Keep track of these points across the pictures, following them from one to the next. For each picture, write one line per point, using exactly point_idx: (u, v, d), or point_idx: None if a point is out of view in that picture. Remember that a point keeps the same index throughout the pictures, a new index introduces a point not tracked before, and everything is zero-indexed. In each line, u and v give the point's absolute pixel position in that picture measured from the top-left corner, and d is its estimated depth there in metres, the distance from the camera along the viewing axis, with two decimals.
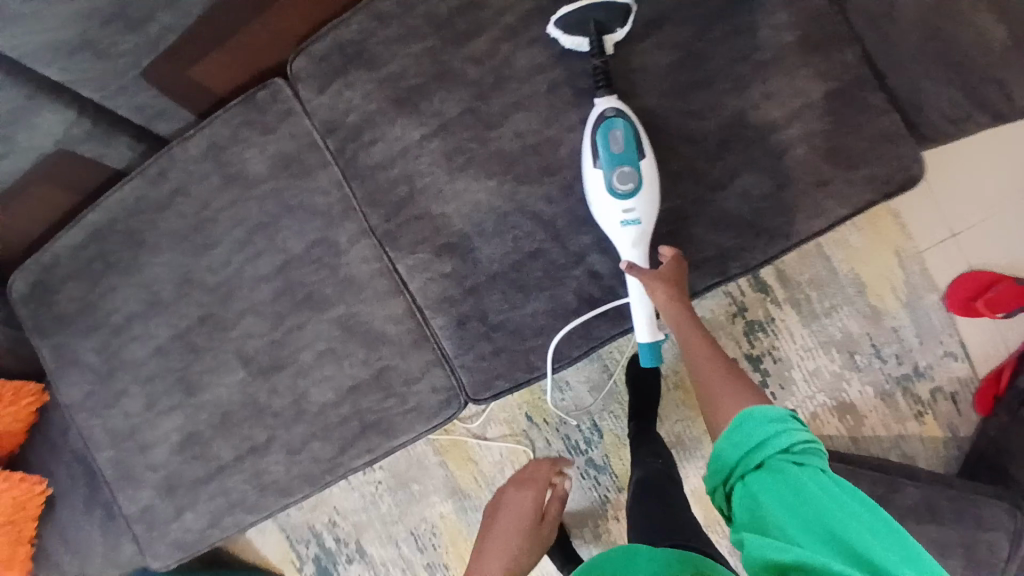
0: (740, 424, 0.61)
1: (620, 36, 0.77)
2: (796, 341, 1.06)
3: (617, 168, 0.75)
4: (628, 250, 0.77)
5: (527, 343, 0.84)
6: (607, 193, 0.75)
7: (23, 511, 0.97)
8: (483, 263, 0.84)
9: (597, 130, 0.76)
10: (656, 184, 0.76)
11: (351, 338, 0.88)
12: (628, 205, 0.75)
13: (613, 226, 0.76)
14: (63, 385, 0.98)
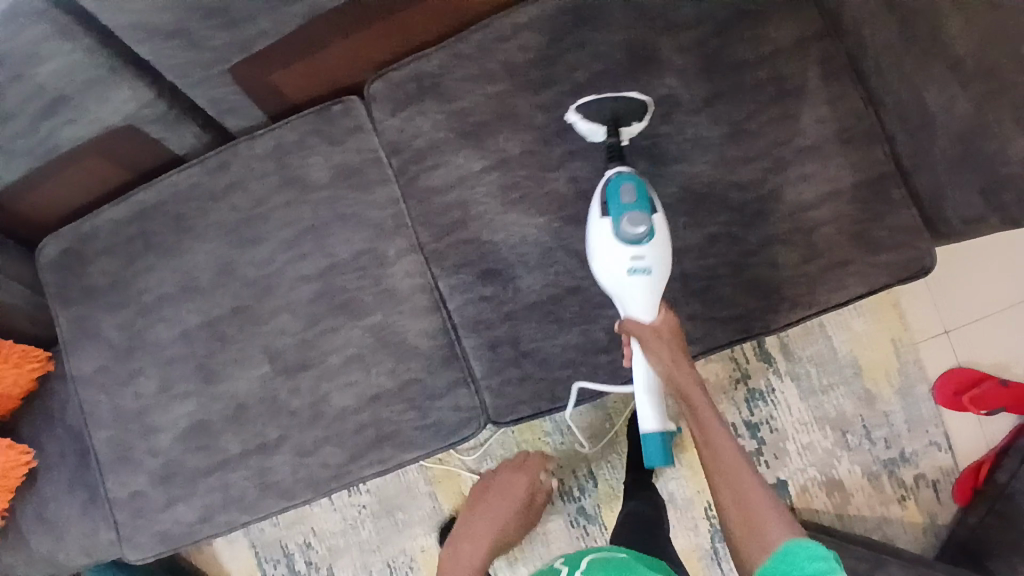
0: (784, 554, 0.58)
1: (636, 129, 0.87)
2: (793, 414, 1.12)
3: (627, 216, 0.78)
4: (633, 299, 0.79)
5: (554, 374, 0.87)
6: (617, 240, 0.79)
7: (4, 480, 0.97)
8: (523, 291, 0.87)
9: (608, 187, 0.81)
10: (665, 236, 0.80)
11: (382, 347, 0.90)
12: (637, 253, 0.78)
13: (624, 277, 0.78)
14: (76, 356, 0.97)
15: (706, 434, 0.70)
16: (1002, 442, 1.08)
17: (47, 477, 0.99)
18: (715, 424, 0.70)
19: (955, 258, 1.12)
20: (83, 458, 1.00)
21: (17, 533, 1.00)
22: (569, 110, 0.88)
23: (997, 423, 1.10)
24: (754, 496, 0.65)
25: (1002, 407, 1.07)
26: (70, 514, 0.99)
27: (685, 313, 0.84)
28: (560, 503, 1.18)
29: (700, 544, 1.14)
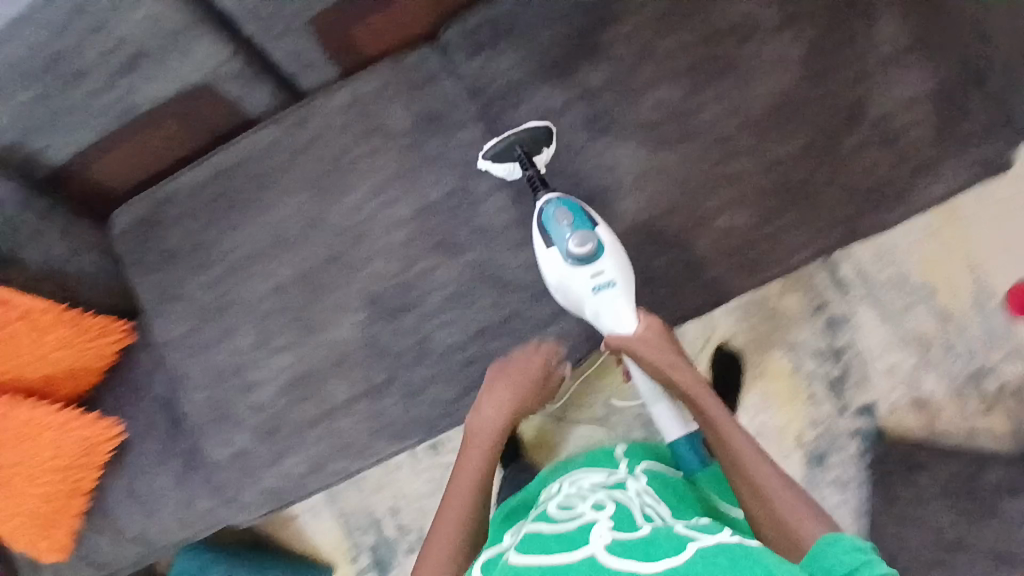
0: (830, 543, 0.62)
1: (549, 155, 0.90)
2: (874, 337, 1.15)
3: (570, 240, 0.81)
4: (607, 312, 0.83)
5: (661, 293, 0.87)
6: (570, 264, 0.81)
7: (90, 456, 0.95)
8: (619, 216, 0.87)
9: (545, 215, 0.83)
10: (614, 245, 0.83)
11: (482, 282, 0.90)
12: (595, 270, 0.81)
13: (590, 297, 0.82)
14: (162, 323, 0.96)
15: (724, 438, 0.77)
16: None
17: (138, 450, 0.97)
18: (732, 428, 0.77)
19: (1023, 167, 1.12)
20: (173, 428, 0.97)
21: (106, 508, 0.99)
22: (478, 159, 0.90)
23: None
24: (756, 471, 0.73)
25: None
26: (165, 485, 0.97)
27: (790, 220, 0.87)
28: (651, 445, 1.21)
29: (795, 471, 1.17)
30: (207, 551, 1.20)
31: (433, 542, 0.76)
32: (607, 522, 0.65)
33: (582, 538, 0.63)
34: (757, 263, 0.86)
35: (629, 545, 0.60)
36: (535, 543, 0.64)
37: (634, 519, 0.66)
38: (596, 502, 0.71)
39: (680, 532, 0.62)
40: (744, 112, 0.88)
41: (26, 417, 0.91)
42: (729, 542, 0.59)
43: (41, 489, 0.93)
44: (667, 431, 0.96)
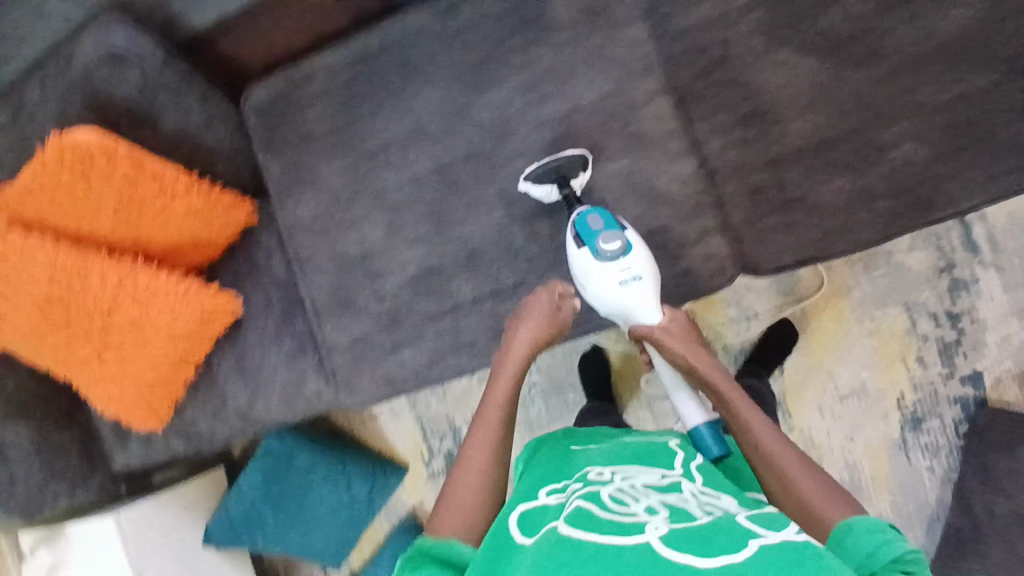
0: (847, 529, 0.58)
1: (585, 179, 0.85)
2: (993, 305, 1.08)
3: (599, 241, 0.80)
4: (638, 305, 0.80)
5: (826, 222, 0.82)
6: (602, 262, 0.80)
7: (207, 328, 0.94)
8: (791, 135, 0.82)
9: (577, 222, 0.82)
10: (642, 244, 0.82)
11: (630, 193, 0.85)
12: (622, 266, 0.79)
13: (617, 291, 0.80)
14: (293, 201, 0.96)
15: (738, 415, 0.72)
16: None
17: (253, 325, 0.99)
18: (744, 406, 0.72)
19: None
20: (291, 307, 0.99)
21: (213, 381, 0.99)
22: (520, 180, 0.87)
23: None
24: (776, 444, 0.68)
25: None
26: (277, 363, 0.98)
27: (967, 161, 0.80)
28: None
29: (887, 432, 1.14)
30: (294, 436, 1.20)
31: (468, 454, 0.69)
32: (661, 514, 0.56)
33: (632, 522, 0.54)
34: (931, 202, 0.81)
35: (691, 536, 0.52)
36: (582, 514, 0.56)
37: (691, 508, 0.58)
38: (642, 486, 0.63)
39: (743, 524, 0.55)
40: (932, 40, 0.80)
41: (144, 283, 0.88)
42: (797, 540, 0.52)
43: (153, 357, 0.91)
44: (687, 419, 0.88)
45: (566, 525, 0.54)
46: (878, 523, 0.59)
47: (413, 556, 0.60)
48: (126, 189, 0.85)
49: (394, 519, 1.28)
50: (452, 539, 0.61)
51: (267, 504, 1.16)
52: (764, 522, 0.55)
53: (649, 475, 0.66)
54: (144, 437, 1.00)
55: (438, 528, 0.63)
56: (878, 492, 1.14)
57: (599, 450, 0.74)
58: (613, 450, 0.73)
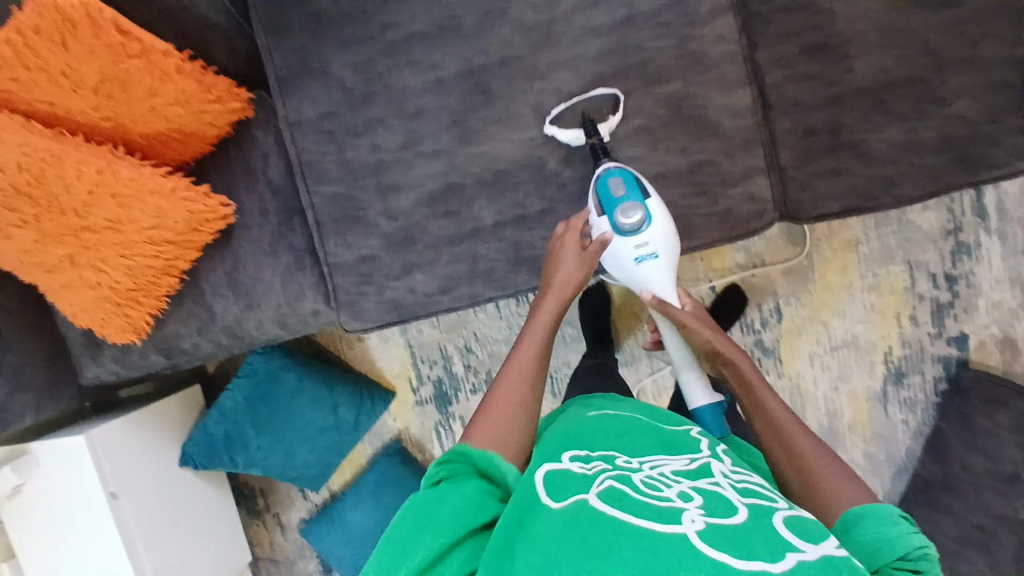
0: (861, 520, 0.55)
1: (613, 125, 0.81)
2: (992, 271, 1.10)
3: (619, 211, 0.74)
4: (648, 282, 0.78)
5: (872, 172, 0.79)
6: (618, 235, 0.75)
7: (194, 233, 0.85)
8: (854, 74, 0.77)
9: (597, 185, 0.76)
10: (664, 216, 0.77)
11: (677, 120, 0.81)
12: (638, 242, 0.75)
13: (632, 268, 0.77)
14: (298, 97, 0.85)
15: (759, 403, 0.70)
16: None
17: (246, 234, 0.90)
18: (766, 393, 0.71)
19: None
20: (289, 218, 0.91)
21: (198, 290, 0.90)
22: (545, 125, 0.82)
23: None
24: (794, 431, 0.65)
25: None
26: (271, 278, 0.90)
27: (1017, 124, 0.75)
28: (739, 334, 1.18)
29: (871, 384, 1.15)
30: (281, 356, 1.17)
31: (506, 380, 0.68)
32: (695, 505, 0.52)
33: (667, 511, 0.51)
34: (976, 159, 0.76)
35: (728, 535, 0.48)
36: (613, 495, 0.53)
37: (726, 496, 0.54)
38: (671, 470, 0.58)
39: (781, 529, 0.50)
40: None
41: (127, 177, 0.78)
42: (838, 560, 0.48)
43: (132, 262, 0.82)
44: (692, 399, 0.84)
45: (598, 501, 0.52)
46: (890, 514, 0.55)
47: (448, 469, 0.60)
48: (107, 66, 0.74)
49: (378, 444, 1.28)
50: (490, 450, 0.61)
51: (249, 423, 1.14)
52: (801, 533, 0.50)
53: (677, 456, 0.61)
54: (118, 350, 0.91)
55: (473, 438, 0.63)
56: (854, 441, 1.17)
57: (621, 417, 0.69)
58: (639, 420, 0.68)
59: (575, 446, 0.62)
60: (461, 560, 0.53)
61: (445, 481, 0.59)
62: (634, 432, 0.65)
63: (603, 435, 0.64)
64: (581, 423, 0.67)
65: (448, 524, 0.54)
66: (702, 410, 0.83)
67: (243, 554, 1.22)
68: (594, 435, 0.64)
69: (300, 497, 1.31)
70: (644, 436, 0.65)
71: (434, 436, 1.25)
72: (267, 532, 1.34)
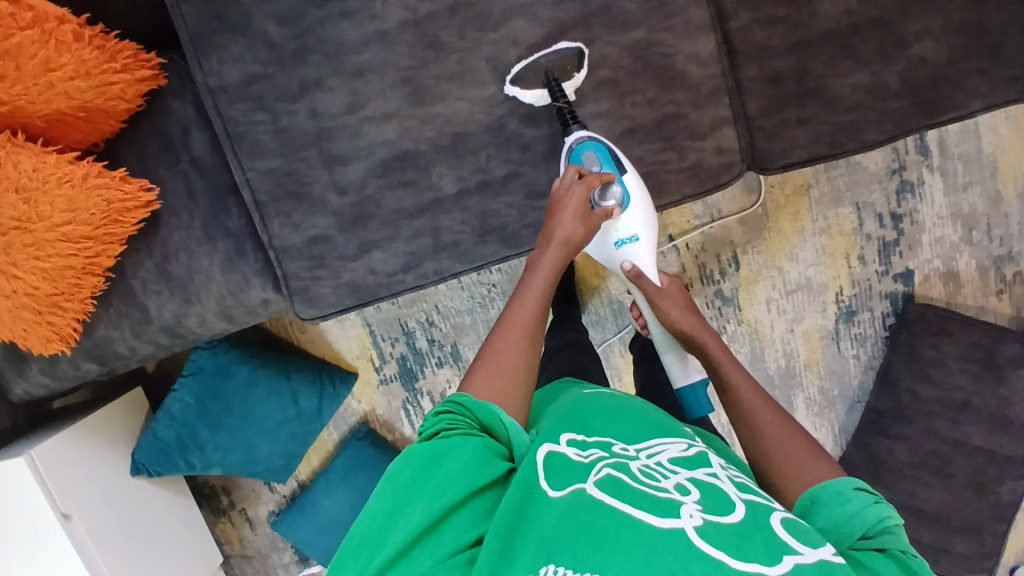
0: (819, 503, 0.54)
1: (579, 81, 0.77)
2: (934, 208, 1.14)
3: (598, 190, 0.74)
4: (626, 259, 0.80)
5: (838, 118, 0.78)
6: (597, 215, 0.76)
7: (115, 225, 0.74)
8: (820, 15, 0.75)
9: (570, 162, 0.76)
10: (642, 196, 0.77)
11: (643, 71, 0.77)
12: (617, 227, 0.77)
13: (611, 251, 0.79)
14: (218, 60, 0.74)
15: (725, 378, 0.70)
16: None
17: (174, 221, 0.80)
18: (733, 369, 0.71)
19: None
20: (222, 198, 0.81)
21: (127, 287, 0.80)
22: (506, 85, 0.77)
23: None
24: (759, 407, 0.65)
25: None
26: (210, 268, 0.81)
27: (973, 65, 0.77)
28: (699, 286, 1.18)
29: (824, 323, 1.19)
30: (228, 350, 1.09)
31: (497, 347, 0.63)
32: (693, 499, 0.52)
33: (666, 504, 0.50)
34: (937, 104, 0.78)
35: (728, 533, 0.48)
36: (613, 484, 0.52)
37: (724, 492, 0.53)
38: (669, 460, 0.57)
39: (778, 529, 0.49)
40: None
41: (29, 166, 0.68)
42: (833, 565, 0.47)
43: (47, 265, 0.71)
44: (677, 380, 0.88)
45: (596, 491, 0.51)
46: (842, 492, 0.53)
47: (449, 421, 0.57)
48: None
49: (343, 429, 1.24)
50: (492, 404, 0.58)
51: (199, 424, 1.06)
52: (798, 534, 0.50)
53: (675, 445, 0.60)
54: (46, 361, 0.82)
55: (473, 389, 0.60)
56: (809, 379, 1.21)
57: (617, 397, 0.68)
58: (629, 403, 0.67)
59: (573, 426, 0.61)
60: (458, 528, 0.51)
61: (445, 433, 0.56)
62: (632, 415, 0.64)
63: (603, 416, 0.63)
64: (581, 399, 0.66)
65: (443, 489, 0.52)
66: (688, 390, 0.87)
67: (211, 552, 1.15)
68: (592, 418, 0.63)
69: (267, 490, 1.25)
70: (642, 420, 0.64)
71: (402, 414, 1.22)
72: (234, 529, 1.27)
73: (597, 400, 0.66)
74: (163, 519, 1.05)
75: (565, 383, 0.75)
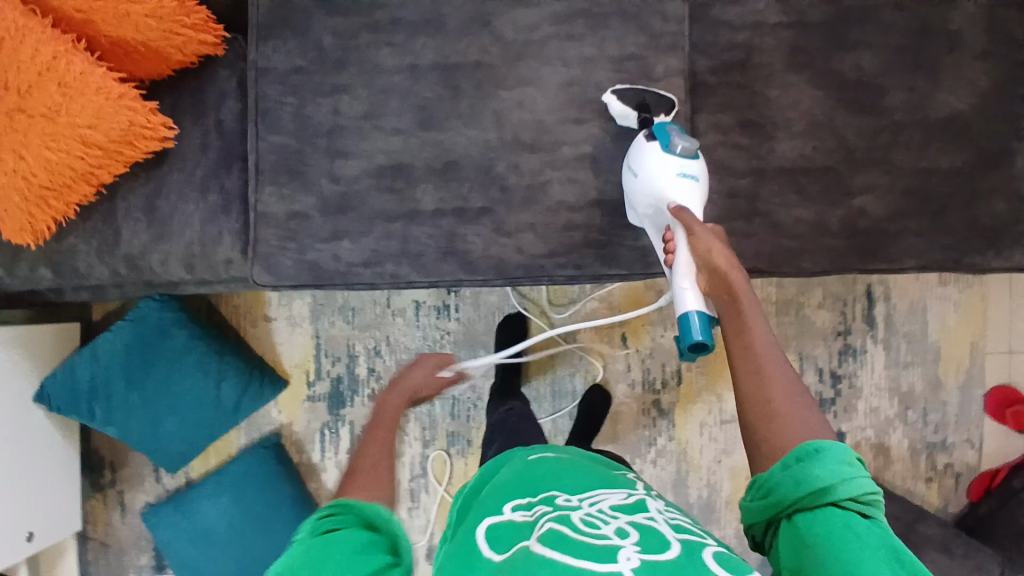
0: (825, 454, 0.55)
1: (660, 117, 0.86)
2: (872, 376, 1.21)
3: (675, 132, 0.79)
4: (688, 201, 0.78)
5: (779, 241, 0.88)
6: (667, 151, 0.79)
7: (126, 145, 0.82)
8: (776, 154, 0.89)
9: (649, 127, 0.82)
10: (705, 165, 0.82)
11: (620, 156, 0.89)
12: (688, 162, 0.79)
13: (673, 181, 0.78)
14: (271, 46, 0.87)
15: (749, 340, 0.65)
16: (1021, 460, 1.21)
17: (179, 165, 0.88)
18: (760, 330, 0.66)
19: None
20: (228, 159, 0.89)
21: (113, 209, 0.87)
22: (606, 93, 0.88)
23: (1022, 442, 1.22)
24: (785, 394, 0.61)
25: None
26: (192, 214, 0.88)
27: (905, 229, 0.89)
28: (642, 391, 1.21)
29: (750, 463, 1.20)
30: (176, 310, 1.09)
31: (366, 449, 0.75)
32: (632, 541, 0.54)
33: (606, 548, 0.52)
34: (869, 254, 0.89)
35: (663, 569, 0.50)
36: (554, 538, 0.54)
37: (661, 532, 0.56)
38: (610, 508, 0.60)
39: (710, 562, 0.52)
40: (910, 117, 0.89)
41: (78, 69, 0.77)
42: None
43: (53, 157, 0.78)
44: (680, 304, 0.72)
45: (540, 550, 0.53)
46: (842, 461, 0.55)
47: (332, 522, 0.60)
48: None
49: (254, 436, 1.21)
50: (378, 506, 0.63)
51: (120, 374, 1.06)
52: (731, 566, 0.52)
53: (615, 494, 0.64)
54: (8, 254, 0.87)
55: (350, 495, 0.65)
56: (727, 517, 1.20)
57: (557, 460, 0.73)
58: (572, 466, 0.71)
59: (519, 495, 0.65)
60: None
61: (329, 532, 0.59)
62: (574, 476, 0.68)
63: (549, 478, 0.68)
64: (524, 470, 0.71)
65: None
66: (688, 317, 0.71)
67: (71, 521, 1.11)
68: (536, 483, 0.67)
69: (152, 479, 1.21)
70: (584, 477, 0.68)
71: (317, 438, 1.21)
72: (104, 511, 1.21)
73: (541, 468, 0.70)
74: (38, 466, 1.04)
75: (510, 452, 0.80)
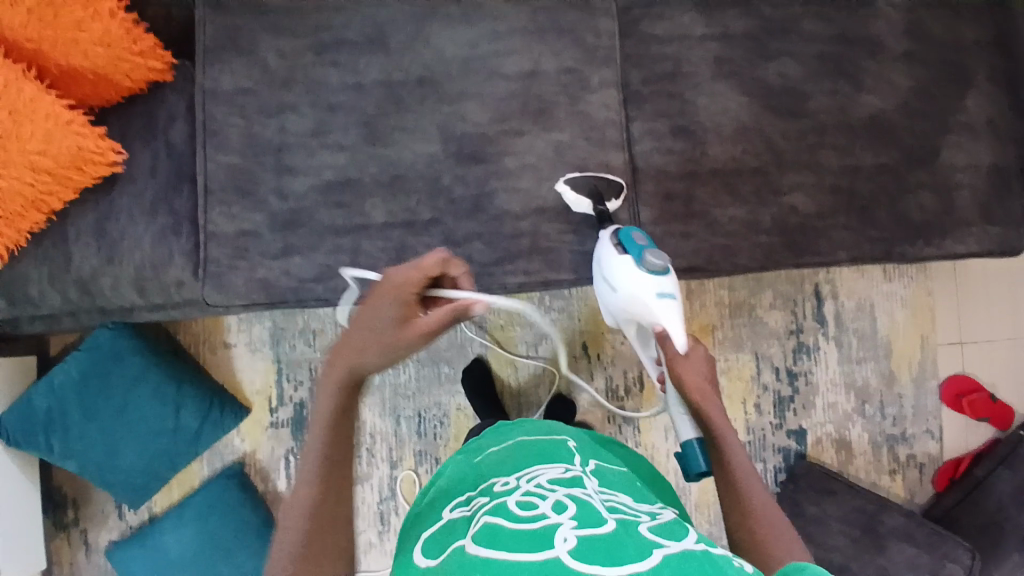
0: None
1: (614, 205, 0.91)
2: (828, 373, 1.24)
3: (646, 253, 0.82)
4: (668, 321, 0.82)
5: (716, 240, 0.92)
6: (642, 273, 0.82)
7: (77, 170, 0.84)
8: (709, 157, 0.93)
9: (619, 237, 0.84)
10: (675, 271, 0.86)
11: (562, 163, 0.92)
12: (662, 278, 0.82)
13: (652, 303, 0.82)
14: (217, 70, 0.89)
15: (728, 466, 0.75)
16: (981, 447, 1.24)
17: (128, 187, 0.89)
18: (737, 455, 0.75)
19: (984, 286, 1.28)
20: (177, 181, 0.91)
21: (62, 234, 0.88)
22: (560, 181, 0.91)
23: (978, 430, 1.25)
24: (763, 514, 0.70)
25: (985, 417, 1.23)
26: (141, 236, 0.88)
27: (837, 223, 0.93)
28: (605, 400, 1.22)
29: None
30: (131, 338, 1.08)
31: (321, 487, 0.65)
32: (568, 517, 0.55)
33: (543, 532, 0.53)
34: (804, 248, 0.93)
35: (600, 545, 0.52)
36: (488, 534, 0.55)
37: (596, 507, 0.57)
38: (547, 485, 0.61)
39: (646, 534, 0.54)
40: (834, 118, 0.94)
41: (29, 96, 0.78)
42: (694, 551, 0.53)
43: (4, 183, 0.78)
44: None
45: (474, 549, 0.54)
46: None
47: None
48: None
49: (216, 466, 1.19)
50: None
51: (76, 407, 1.04)
52: (664, 534, 0.55)
53: (552, 470, 0.65)
54: None
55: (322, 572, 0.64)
56: (698, 522, 1.21)
57: (506, 449, 0.74)
58: (516, 450, 0.72)
59: (461, 496, 0.67)
60: None
61: None
62: (517, 463, 0.69)
63: (491, 473, 0.69)
64: (471, 467, 0.72)
65: None
66: None
67: (36, 561, 1.09)
68: (479, 480, 0.69)
69: (113, 516, 1.17)
70: (524, 461, 0.69)
71: (281, 465, 1.20)
72: (69, 550, 1.17)
73: (486, 462, 0.72)
74: None
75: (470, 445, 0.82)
